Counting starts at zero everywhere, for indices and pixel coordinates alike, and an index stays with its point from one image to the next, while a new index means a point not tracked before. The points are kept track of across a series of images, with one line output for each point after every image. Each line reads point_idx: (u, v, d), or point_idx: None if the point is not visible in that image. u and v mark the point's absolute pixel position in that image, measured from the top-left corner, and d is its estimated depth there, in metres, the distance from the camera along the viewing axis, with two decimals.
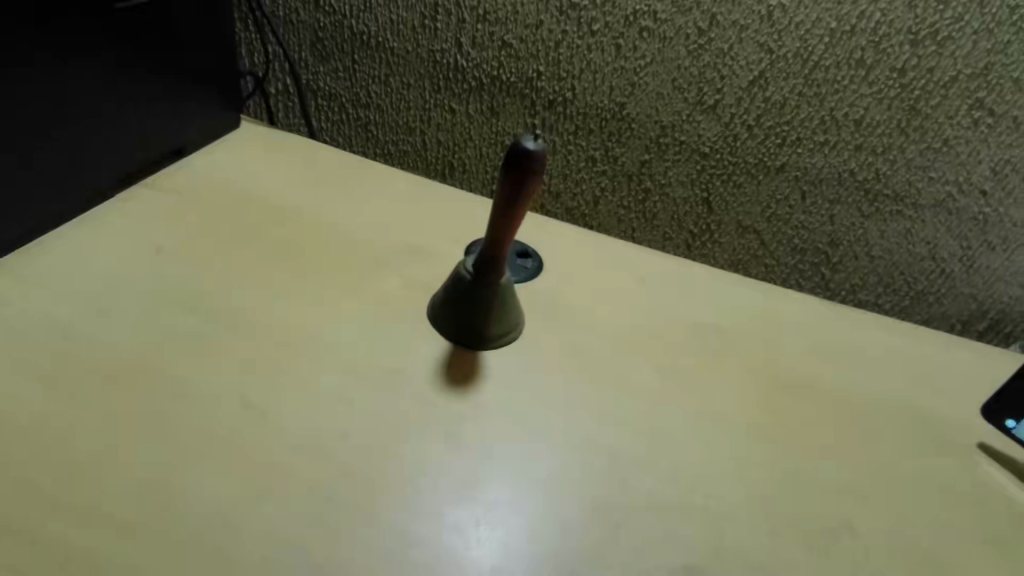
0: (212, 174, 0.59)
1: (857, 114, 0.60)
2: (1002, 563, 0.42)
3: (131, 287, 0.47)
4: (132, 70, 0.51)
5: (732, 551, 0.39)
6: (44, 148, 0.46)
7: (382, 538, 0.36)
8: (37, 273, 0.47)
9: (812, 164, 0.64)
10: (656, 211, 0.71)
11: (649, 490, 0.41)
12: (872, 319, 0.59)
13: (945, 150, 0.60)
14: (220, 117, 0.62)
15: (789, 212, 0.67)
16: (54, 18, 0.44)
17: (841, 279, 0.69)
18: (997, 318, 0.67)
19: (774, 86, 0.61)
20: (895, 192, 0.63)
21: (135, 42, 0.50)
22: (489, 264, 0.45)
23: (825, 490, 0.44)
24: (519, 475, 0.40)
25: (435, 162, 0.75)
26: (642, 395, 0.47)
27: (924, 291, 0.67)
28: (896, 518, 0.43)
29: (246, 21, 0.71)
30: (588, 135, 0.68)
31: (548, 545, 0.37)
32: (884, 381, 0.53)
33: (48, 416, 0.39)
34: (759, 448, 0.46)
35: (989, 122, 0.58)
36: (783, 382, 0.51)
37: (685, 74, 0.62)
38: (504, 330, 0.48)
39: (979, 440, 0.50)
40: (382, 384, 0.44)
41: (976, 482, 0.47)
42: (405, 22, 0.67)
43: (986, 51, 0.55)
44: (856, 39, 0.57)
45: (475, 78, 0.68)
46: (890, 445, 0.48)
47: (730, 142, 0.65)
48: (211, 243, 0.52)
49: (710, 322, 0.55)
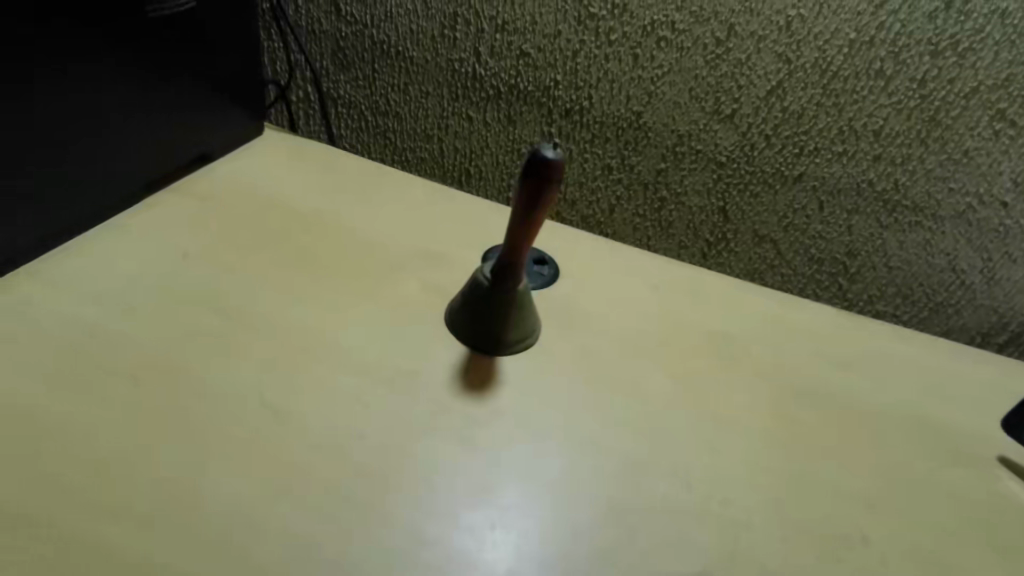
0: (236, 179, 0.60)
1: (876, 124, 0.60)
2: (1004, 566, 0.42)
3: (149, 288, 0.48)
4: (135, 74, 0.50)
5: (744, 558, 0.39)
6: (49, 150, 0.46)
7: (391, 538, 0.36)
8: (60, 276, 0.48)
9: (830, 174, 0.63)
10: (672, 219, 0.71)
11: (662, 494, 0.41)
12: (888, 329, 0.59)
13: (965, 161, 0.59)
14: (243, 124, 0.63)
15: (806, 222, 0.67)
16: (54, 18, 0.43)
17: (858, 289, 0.69)
18: (1018, 331, 0.66)
19: (793, 96, 0.61)
20: (914, 203, 0.63)
21: (135, 45, 0.49)
22: (507, 270, 0.45)
23: (837, 495, 0.44)
24: (529, 479, 0.41)
25: (451, 169, 0.76)
26: (655, 400, 0.47)
27: (943, 303, 0.67)
28: (910, 527, 0.43)
29: (269, 30, 0.73)
30: (605, 143, 0.69)
31: (558, 547, 0.38)
32: (894, 389, 0.53)
33: (69, 415, 0.39)
34: (770, 454, 0.46)
35: (1010, 133, 0.57)
36: (794, 391, 0.51)
37: (702, 83, 0.62)
38: (520, 336, 0.48)
39: (997, 452, 0.49)
40: (398, 388, 0.44)
41: (992, 492, 0.47)
42: (424, 32, 0.68)
43: (1007, 62, 0.55)
44: (875, 50, 0.57)
45: (493, 86, 0.69)
46: (900, 450, 0.48)
47: (747, 151, 0.65)
48: (233, 247, 0.53)
49: (722, 330, 0.55)
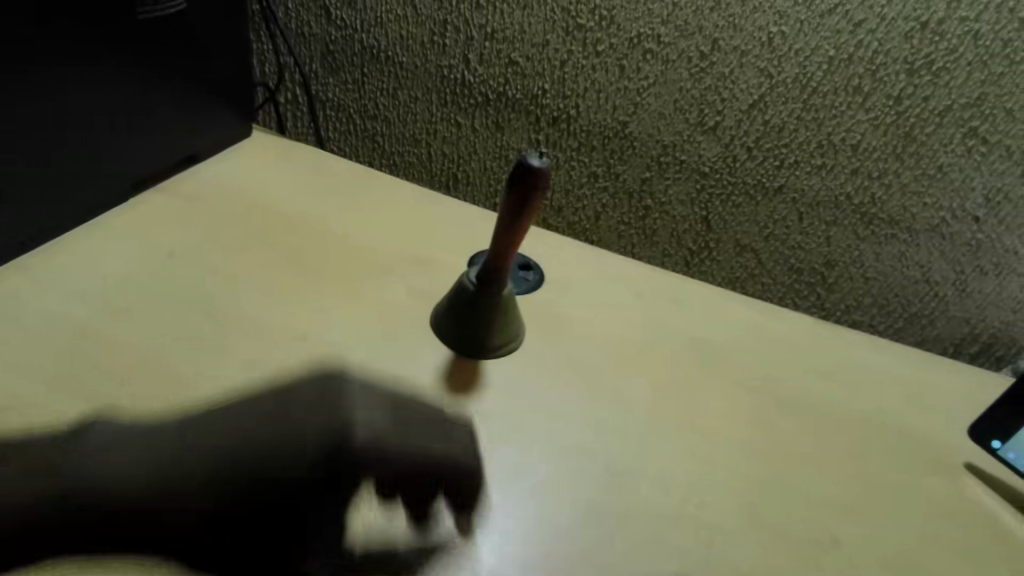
0: (225, 180, 0.60)
1: (854, 139, 0.62)
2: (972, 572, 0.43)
3: (140, 286, 0.49)
4: (136, 74, 0.51)
5: (721, 559, 0.40)
6: (46, 152, 0.46)
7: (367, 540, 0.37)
8: (48, 274, 0.48)
9: (810, 186, 0.65)
10: (656, 227, 0.73)
11: (641, 496, 0.42)
12: (863, 338, 0.60)
13: (939, 176, 0.61)
14: (233, 125, 0.63)
15: (786, 232, 0.68)
16: (54, 18, 0.43)
17: (836, 299, 0.71)
18: (989, 342, 0.68)
19: (774, 110, 0.62)
20: (890, 216, 0.64)
21: (137, 47, 0.50)
22: (493, 275, 0.46)
23: (812, 500, 0.45)
24: (510, 482, 0.41)
25: (439, 173, 0.77)
26: (636, 405, 0.48)
27: (918, 313, 0.69)
28: (882, 532, 0.44)
29: (259, 32, 0.73)
30: (591, 152, 0.70)
31: (539, 547, 0.38)
32: (869, 397, 0.54)
33: (56, 414, 0.40)
34: (748, 459, 0.47)
35: (982, 150, 0.59)
36: (773, 398, 0.52)
37: (686, 95, 0.64)
38: (505, 340, 0.49)
39: (966, 460, 0.51)
40: (384, 391, 0.45)
41: (962, 498, 0.48)
42: (414, 38, 0.69)
43: (980, 82, 0.56)
44: (854, 67, 0.58)
45: (481, 93, 0.70)
46: (873, 456, 0.49)
47: (730, 162, 0.66)
48: (221, 247, 0.53)
49: (703, 338, 0.56)
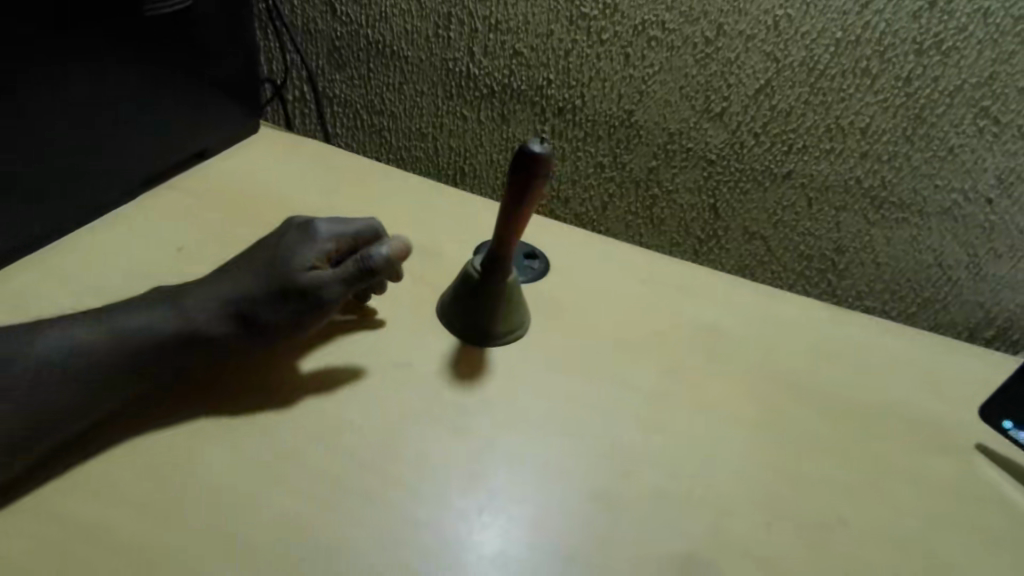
0: (231, 176, 0.61)
1: (862, 122, 0.61)
2: (981, 552, 0.43)
3: (149, 280, 0.49)
4: (135, 71, 0.51)
5: (725, 543, 0.40)
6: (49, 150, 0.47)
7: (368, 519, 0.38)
8: (59, 270, 0.49)
9: (819, 171, 0.65)
10: (663, 216, 0.72)
11: (646, 481, 0.42)
12: (873, 322, 0.60)
13: (950, 158, 0.60)
14: (239, 122, 0.64)
15: (795, 218, 0.68)
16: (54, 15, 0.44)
17: (847, 285, 0.70)
18: (1004, 326, 0.66)
19: (781, 94, 0.62)
20: (901, 200, 0.64)
21: (138, 44, 0.51)
22: (496, 263, 0.47)
23: (819, 482, 0.45)
24: (516, 468, 0.41)
25: (446, 166, 0.77)
26: (643, 393, 0.48)
27: (931, 298, 0.68)
28: (887, 512, 0.44)
29: (265, 30, 0.74)
30: (597, 141, 0.70)
31: (544, 533, 0.39)
32: (878, 381, 0.54)
33: None
34: (755, 444, 0.46)
35: (994, 131, 0.58)
36: (781, 383, 0.52)
37: (692, 82, 0.64)
38: (510, 328, 0.49)
39: (977, 441, 0.50)
40: (388, 379, 0.45)
41: (972, 480, 0.47)
42: (418, 32, 0.69)
43: (991, 61, 0.55)
44: (861, 49, 0.58)
45: (486, 86, 0.70)
46: (881, 438, 0.49)
47: (737, 149, 0.66)
48: (228, 241, 0.54)
49: (710, 323, 0.56)
